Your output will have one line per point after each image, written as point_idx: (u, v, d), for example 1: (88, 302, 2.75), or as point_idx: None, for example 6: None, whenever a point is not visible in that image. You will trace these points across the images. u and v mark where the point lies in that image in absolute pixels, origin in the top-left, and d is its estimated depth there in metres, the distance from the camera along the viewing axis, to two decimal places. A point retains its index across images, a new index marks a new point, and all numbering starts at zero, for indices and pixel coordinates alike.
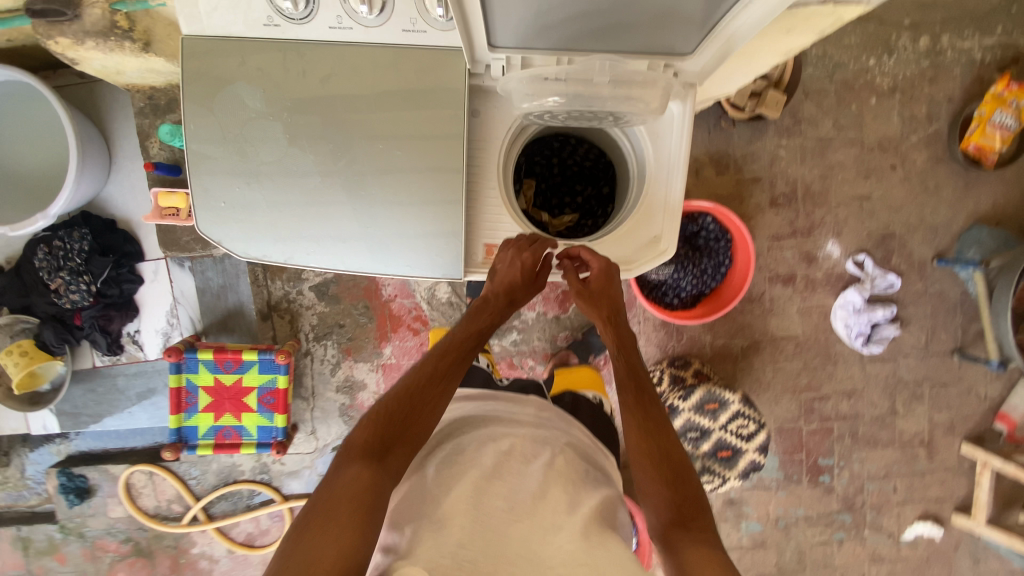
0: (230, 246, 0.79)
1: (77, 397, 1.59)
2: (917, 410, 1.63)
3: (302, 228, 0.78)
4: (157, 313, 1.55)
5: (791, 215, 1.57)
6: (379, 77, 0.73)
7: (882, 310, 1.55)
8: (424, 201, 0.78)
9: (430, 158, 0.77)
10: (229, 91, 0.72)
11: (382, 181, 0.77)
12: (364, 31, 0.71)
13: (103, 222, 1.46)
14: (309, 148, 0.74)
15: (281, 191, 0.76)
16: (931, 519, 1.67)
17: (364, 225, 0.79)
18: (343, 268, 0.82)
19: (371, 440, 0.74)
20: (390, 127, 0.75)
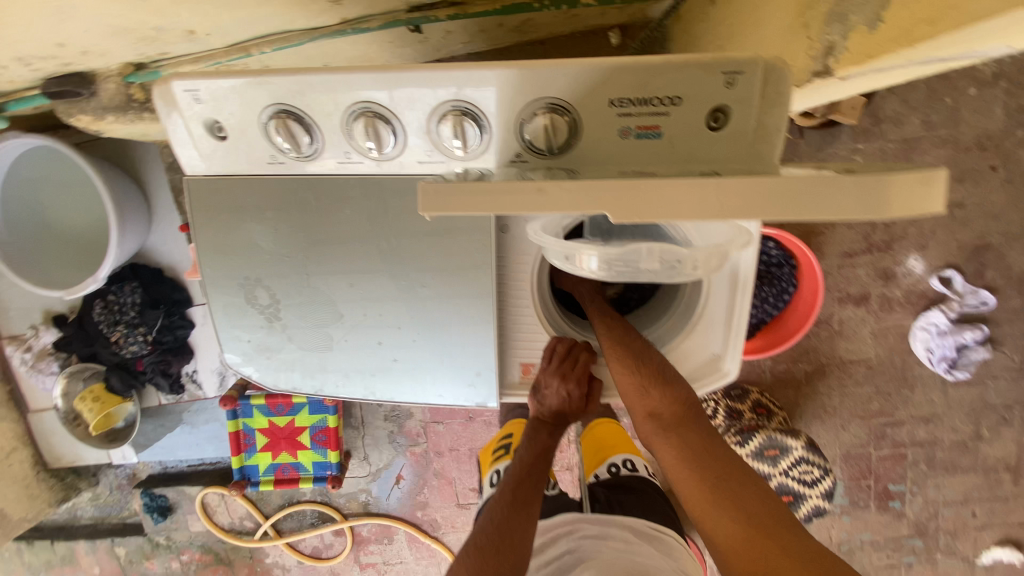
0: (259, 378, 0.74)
1: (148, 430, 1.69)
2: (1005, 434, 1.49)
3: (328, 363, 0.72)
4: (211, 354, 1.60)
5: (866, 228, 1.39)
6: (401, 207, 0.64)
7: (971, 332, 1.38)
8: (454, 327, 0.71)
9: (459, 282, 0.69)
10: (240, 232, 0.66)
11: (410, 311, 0.70)
12: (376, 164, 0.61)
13: (152, 272, 1.49)
14: (328, 286, 0.68)
15: (304, 327, 0.70)
16: (1013, 545, 1.56)
17: (392, 356, 0.72)
18: (374, 399, 0.75)
19: None
20: (416, 257, 0.67)
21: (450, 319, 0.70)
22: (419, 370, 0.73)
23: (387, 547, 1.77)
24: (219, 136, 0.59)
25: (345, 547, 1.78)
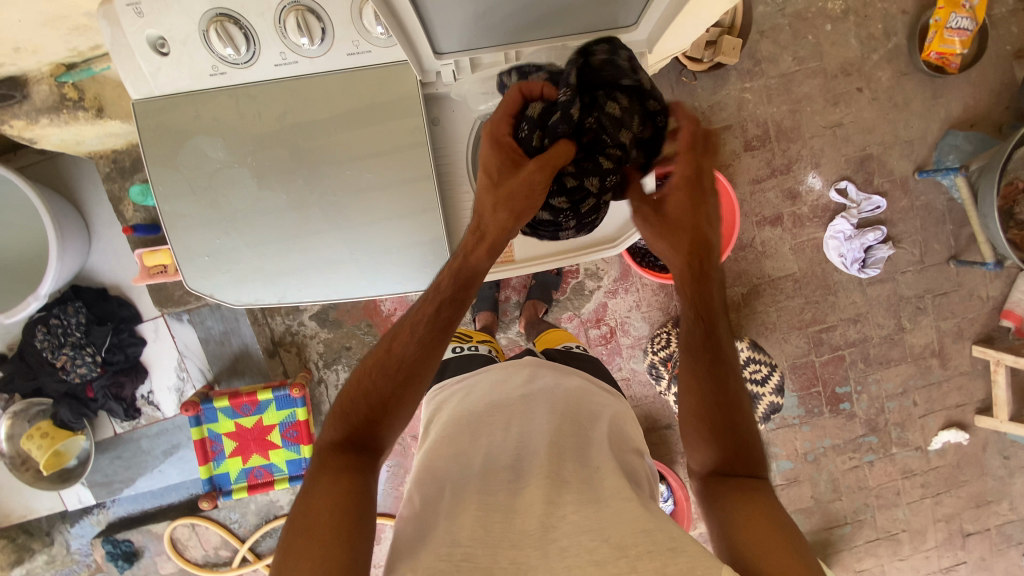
0: (222, 295, 0.85)
1: (105, 465, 1.61)
2: (923, 322, 1.65)
3: (288, 270, 0.84)
4: (166, 371, 1.56)
5: (767, 155, 1.57)
6: (339, 103, 0.78)
7: (872, 233, 1.55)
8: (403, 217, 0.83)
9: (398, 175, 0.81)
10: (190, 146, 0.77)
11: (356, 208, 0.81)
12: (309, 62, 0.76)
13: (95, 292, 1.48)
14: (279, 187, 0.79)
15: (263, 235, 0.81)
16: (956, 426, 1.70)
17: (348, 253, 0.84)
18: (334, 297, 0.87)
19: (340, 443, 0.74)
20: (356, 150, 0.79)
21: (394, 210, 0.82)
22: (374, 261, 0.84)
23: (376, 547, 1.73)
24: (162, 52, 0.74)
25: None
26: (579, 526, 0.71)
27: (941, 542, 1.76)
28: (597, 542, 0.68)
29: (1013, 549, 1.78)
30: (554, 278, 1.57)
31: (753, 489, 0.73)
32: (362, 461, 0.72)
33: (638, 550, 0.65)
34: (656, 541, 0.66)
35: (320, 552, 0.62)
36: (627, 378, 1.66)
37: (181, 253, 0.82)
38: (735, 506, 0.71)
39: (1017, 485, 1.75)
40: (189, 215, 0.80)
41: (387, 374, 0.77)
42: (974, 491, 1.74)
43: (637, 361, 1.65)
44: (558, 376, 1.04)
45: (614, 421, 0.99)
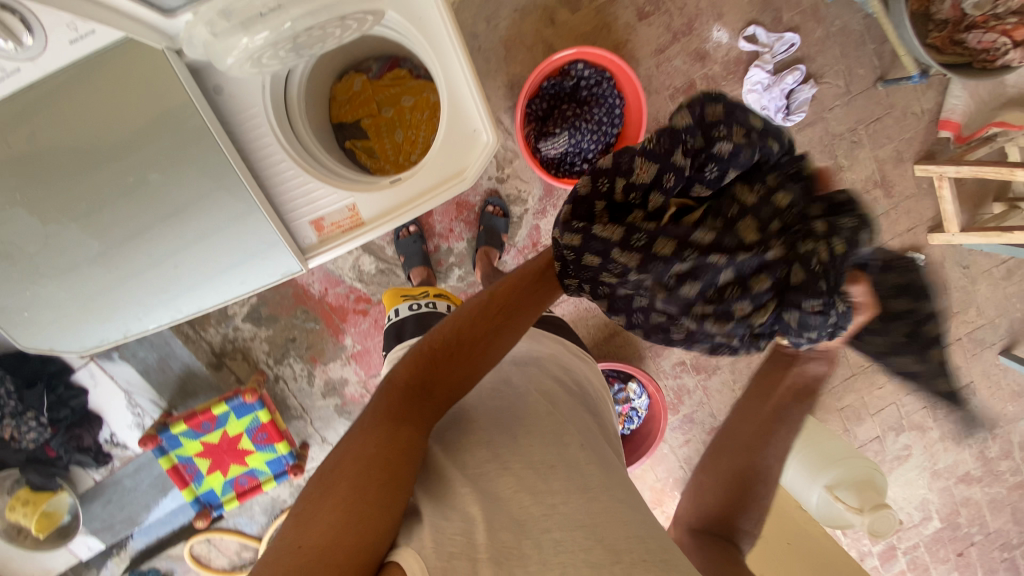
0: (62, 345, 1.00)
1: (100, 512, 1.61)
2: (860, 155, 1.59)
3: (115, 303, 0.98)
4: (120, 411, 1.53)
5: (664, 19, 1.44)
6: (91, 113, 0.84)
7: (791, 75, 1.46)
8: (215, 219, 0.96)
9: (186, 174, 0.91)
10: None
11: (154, 230, 0.93)
12: (29, 63, 0.76)
13: (14, 355, 1.39)
14: (66, 221, 0.88)
15: (78, 276, 0.93)
16: (910, 251, 1.69)
17: (174, 265, 0.98)
18: (171, 316, 1.04)
19: (411, 380, 0.70)
20: (128, 163, 0.88)
21: (194, 211, 0.94)
22: (203, 268, 1.00)
23: None
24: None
25: None
26: (572, 518, 0.63)
27: None
28: (591, 542, 0.61)
29: (987, 351, 1.83)
30: (502, 223, 1.51)
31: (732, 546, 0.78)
32: (420, 418, 0.68)
33: (633, 557, 0.61)
34: (649, 549, 0.62)
35: (350, 488, 0.58)
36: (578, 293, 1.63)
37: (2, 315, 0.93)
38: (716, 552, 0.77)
39: (980, 290, 1.77)
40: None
41: (475, 336, 0.75)
42: None
43: None
44: (530, 342, 0.97)
45: (585, 392, 0.95)
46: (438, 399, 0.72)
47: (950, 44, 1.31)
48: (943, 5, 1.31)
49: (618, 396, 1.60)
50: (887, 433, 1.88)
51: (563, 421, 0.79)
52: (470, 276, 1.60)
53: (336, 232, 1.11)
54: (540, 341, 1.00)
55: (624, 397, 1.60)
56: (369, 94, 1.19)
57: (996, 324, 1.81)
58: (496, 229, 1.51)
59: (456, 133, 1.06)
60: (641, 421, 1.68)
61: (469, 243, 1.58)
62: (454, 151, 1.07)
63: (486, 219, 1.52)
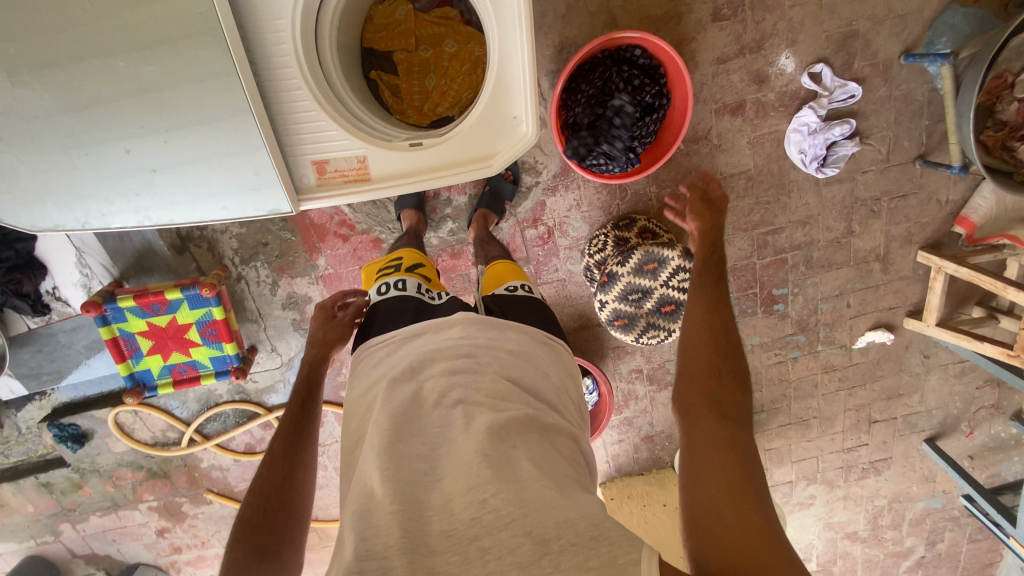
0: (14, 218, 0.92)
1: (28, 359, 1.57)
2: (874, 225, 1.58)
3: (81, 190, 0.91)
4: (67, 267, 1.45)
5: (737, 28, 1.35)
6: None
7: (839, 127, 1.40)
8: (203, 124, 0.88)
9: (182, 65, 0.82)
10: None
11: (138, 120, 0.85)
12: None
13: None
14: (39, 85, 0.79)
15: (40, 147, 0.85)
16: (883, 327, 1.73)
17: (152, 167, 0.91)
18: (142, 222, 0.97)
19: (244, 553, 0.81)
20: (121, 39, 0.79)
21: (185, 115, 0.86)
22: (185, 177, 0.93)
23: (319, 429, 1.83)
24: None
25: None
26: (499, 519, 0.63)
27: (848, 427, 1.91)
28: (519, 538, 0.61)
29: (914, 434, 1.94)
30: (509, 188, 1.46)
31: (727, 420, 0.81)
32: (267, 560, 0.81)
33: (561, 544, 0.61)
34: (578, 532, 0.62)
35: None
36: (563, 279, 1.61)
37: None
38: (709, 430, 0.79)
39: (930, 380, 1.84)
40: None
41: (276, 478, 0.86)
42: (888, 385, 1.84)
43: (574, 263, 1.59)
44: (491, 336, 0.87)
45: (554, 381, 0.87)
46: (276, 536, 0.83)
47: (999, 147, 1.28)
48: (1009, 107, 1.25)
49: None
50: (799, 480, 2.00)
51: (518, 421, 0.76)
52: (461, 233, 1.54)
53: (338, 182, 1.02)
54: (505, 329, 0.91)
55: None
56: (410, 27, 1.09)
57: (932, 414, 1.91)
58: (501, 194, 1.46)
59: (499, 114, 0.99)
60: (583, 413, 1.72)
61: (470, 198, 1.51)
62: (497, 120, 1.01)
63: (494, 181, 1.45)
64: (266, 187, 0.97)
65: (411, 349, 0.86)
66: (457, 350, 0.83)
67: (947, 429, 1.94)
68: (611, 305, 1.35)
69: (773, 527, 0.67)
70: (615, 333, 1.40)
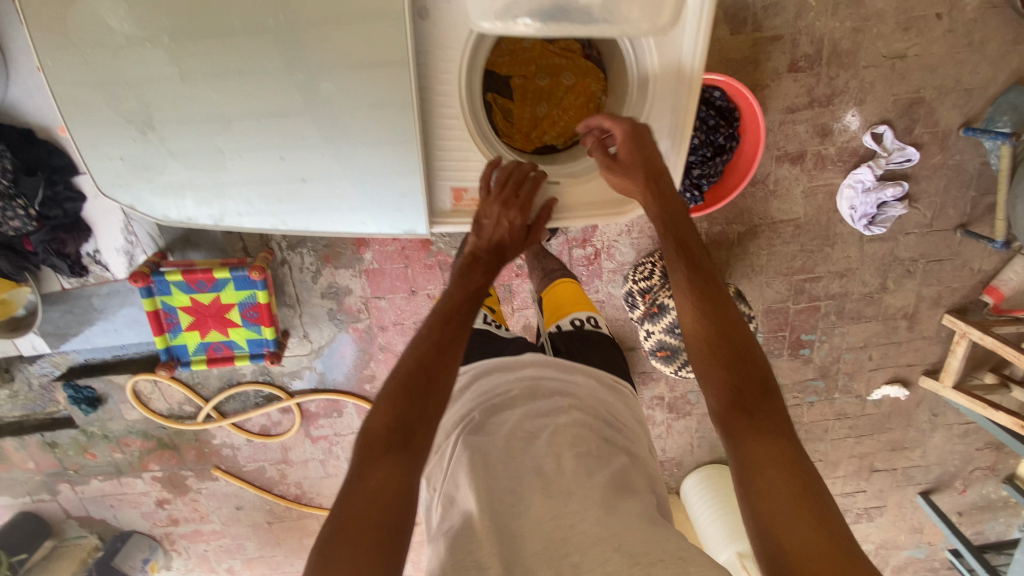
0: (143, 207, 0.92)
1: (57, 318, 1.54)
2: (907, 285, 1.63)
3: (225, 190, 0.91)
4: (112, 232, 1.43)
5: (811, 81, 1.37)
6: None
7: (892, 189, 1.44)
8: (361, 143, 0.89)
9: (347, 83, 0.84)
10: (86, 9, 0.74)
11: (296, 130, 0.87)
12: None
13: (18, 133, 1.25)
14: (209, 87, 0.81)
15: (194, 145, 0.86)
16: (899, 383, 1.78)
17: (300, 176, 0.91)
18: (272, 225, 0.96)
19: (388, 426, 0.74)
20: (295, 53, 0.80)
21: (351, 129, 0.88)
22: (333, 187, 0.93)
23: (337, 419, 1.83)
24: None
25: (294, 423, 1.81)
26: (591, 537, 0.66)
27: (849, 473, 1.97)
28: (609, 553, 0.63)
29: (910, 486, 2.00)
30: None
31: (767, 430, 0.76)
32: (408, 451, 0.73)
33: (650, 559, 0.62)
34: (666, 549, 0.63)
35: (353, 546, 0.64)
36: (602, 301, 1.63)
37: (99, 153, 0.85)
38: (749, 445, 0.75)
39: (934, 437, 1.91)
40: (95, 103, 0.81)
41: (431, 362, 0.80)
42: (894, 437, 1.90)
43: (615, 287, 1.61)
44: (563, 377, 0.93)
45: (629, 428, 0.91)
46: (415, 433, 0.75)
47: None
48: None
49: None
50: None
51: (594, 455, 0.79)
52: None
53: (473, 209, 1.02)
54: (576, 371, 0.95)
55: None
56: (534, 55, 1.09)
57: (930, 468, 1.97)
58: None
59: None
60: None
61: None
62: None
63: None
64: (409, 208, 0.97)
65: (492, 386, 0.91)
66: (528, 389, 0.89)
67: (942, 484, 2.01)
68: (657, 336, 1.39)
69: (844, 540, 0.66)
70: (656, 363, 1.45)
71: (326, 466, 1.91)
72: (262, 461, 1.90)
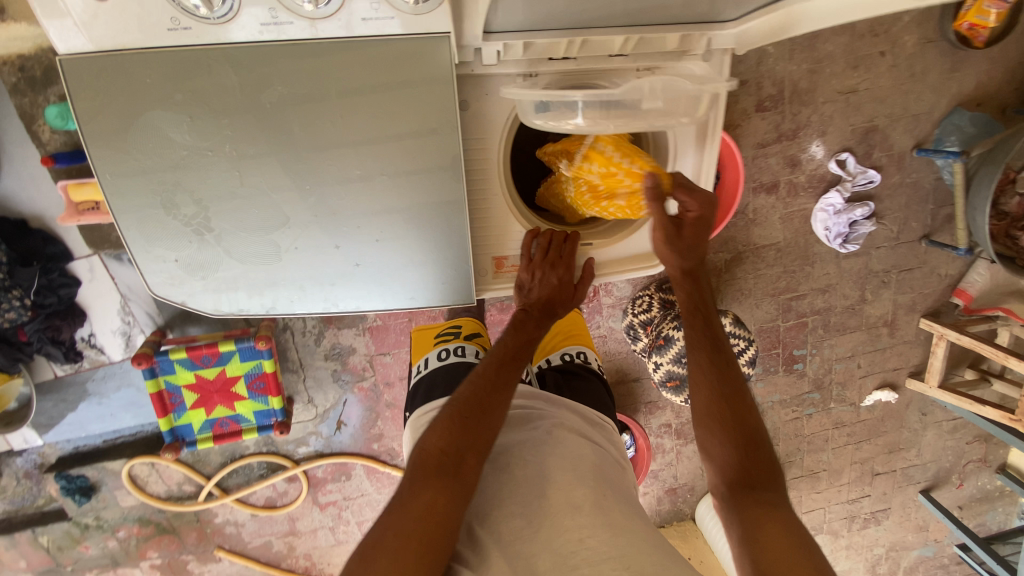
0: (193, 303, 0.92)
1: (49, 408, 1.48)
2: (884, 295, 1.74)
3: (278, 282, 0.91)
4: (108, 314, 1.39)
5: (777, 118, 1.49)
6: (338, 83, 0.78)
7: (860, 209, 1.55)
8: (416, 228, 0.91)
9: (401, 175, 0.85)
10: (146, 124, 0.76)
11: (351, 219, 0.87)
12: (309, 23, 0.74)
13: (11, 225, 1.22)
14: (265, 185, 0.82)
15: (247, 240, 0.86)
16: (888, 386, 1.88)
17: (355, 262, 0.92)
18: (325, 308, 0.97)
19: (436, 455, 0.78)
20: (354, 146, 0.82)
21: (407, 216, 0.89)
22: (390, 270, 0.94)
23: (346, 482, 1.78)
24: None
25: (302, 491, 1.75)
26: (601, 553, 0.72)
27: (853, 479, 2.03)
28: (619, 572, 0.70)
29: (911, 486, 2.07)
30: None
31: (769, 500, 0.81)
32: (455, 480, 0.76)
33: None
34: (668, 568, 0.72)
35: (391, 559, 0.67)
36: (604, 335, 1.67)
37: (147, 258, 0.85)
38: (749, 510, 0.80)
39: (926, 435, 1.99)
40: (152, 212, 0.81)
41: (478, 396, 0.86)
42: (890, 440, 1.98)
43: (616, 320, 1.65)
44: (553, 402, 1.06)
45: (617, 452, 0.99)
46: (461, 462, 0.78)
47: (1003, 234, 1.45)
48: (1011, 201, 1.42)
49: None
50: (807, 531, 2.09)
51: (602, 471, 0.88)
52: None
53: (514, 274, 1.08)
54: (563, 403, 1.06)
55: None
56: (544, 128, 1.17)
57: (926, 466, 2.05)
58: None
59: None
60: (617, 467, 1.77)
61: None
62: None
63: None
64: (461, 282, 0.99)
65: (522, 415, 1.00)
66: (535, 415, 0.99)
67: (939, 481, 2.08)
68: (666, 366, 1.43)
69: None
70: (666, 393, 1.48)
71: (337, 533, 1.84)
72: (269, 535, 1.81)
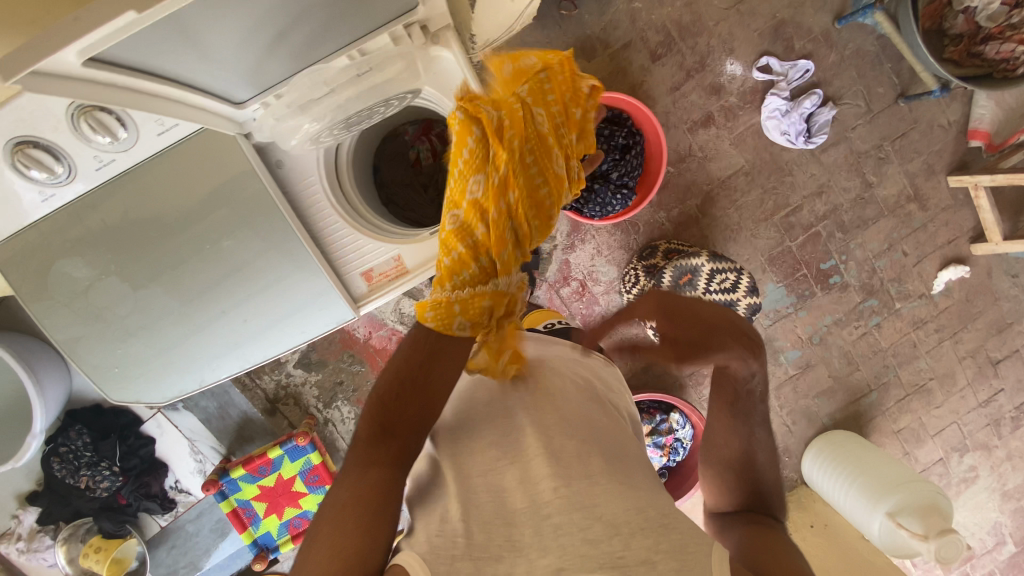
0: (142, 399, 1.12)
1: (165, 557, 1.67)
2: (889, 170, 1.59)
3: (195, 361, 1.09)
4: (183, 459, 1.62)
5: (677, 58, 1.51)
6: (172, 186, 0.95)
7: (808, 100, 1.49)
8: (279, 278, 1.06)
9: (250, 237, 1.02)
10: (57, 271, 0.96)
11: (223, 293, 1.04)
12: (125, 153, 0.91)
13: (89, 410, 1.50)
14: (151, 285, 1.00)
15: (157, 333, 1.04)
16: (954, 262, 1.64)
17: (243, 319, 1.07)
18: (240, 368, 1.13)
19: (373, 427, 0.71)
20: (205, 230, 0.99)
21: (272, 269, 1.05)
22: (271, 321, 1.09)
23: None
24: None
25: None
26: (569, 501, 0.68)
27: (972, 378, 1.73)
28: (590, 520, 0.66)
29: None
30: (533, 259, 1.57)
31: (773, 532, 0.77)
32: (397, 450, 0.70)
33: (631, 528, 0.66)
34: (648, 518, 0.68)
35: (350, 525, 0.63)
36: None
37: (95, 372, 1.05)
38: (756, 533, 0.76)
39: None
40: (83, 335, 1.01)
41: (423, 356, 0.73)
42: (992, 318, 1.70)
43: (617, 305, 1.64)
44: (542, 350, 0.97)
45: (610, 392, 0.96)
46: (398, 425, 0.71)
47: (967, 57, 1.30)
48: (957, 20, 1.29)
49: (660, 427, 1.59)
50: (950, 455, 1.77)
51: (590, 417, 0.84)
52: None
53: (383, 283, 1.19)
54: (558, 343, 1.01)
55: (666, 428, 1.58)
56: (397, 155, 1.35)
57: None
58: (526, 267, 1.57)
59: None
60: (686, 452, 1.63)
61: None
62: None
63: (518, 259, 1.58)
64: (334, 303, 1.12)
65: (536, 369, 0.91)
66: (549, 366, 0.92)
67: None
68: None
69: None
70: None
71: None
72: None
